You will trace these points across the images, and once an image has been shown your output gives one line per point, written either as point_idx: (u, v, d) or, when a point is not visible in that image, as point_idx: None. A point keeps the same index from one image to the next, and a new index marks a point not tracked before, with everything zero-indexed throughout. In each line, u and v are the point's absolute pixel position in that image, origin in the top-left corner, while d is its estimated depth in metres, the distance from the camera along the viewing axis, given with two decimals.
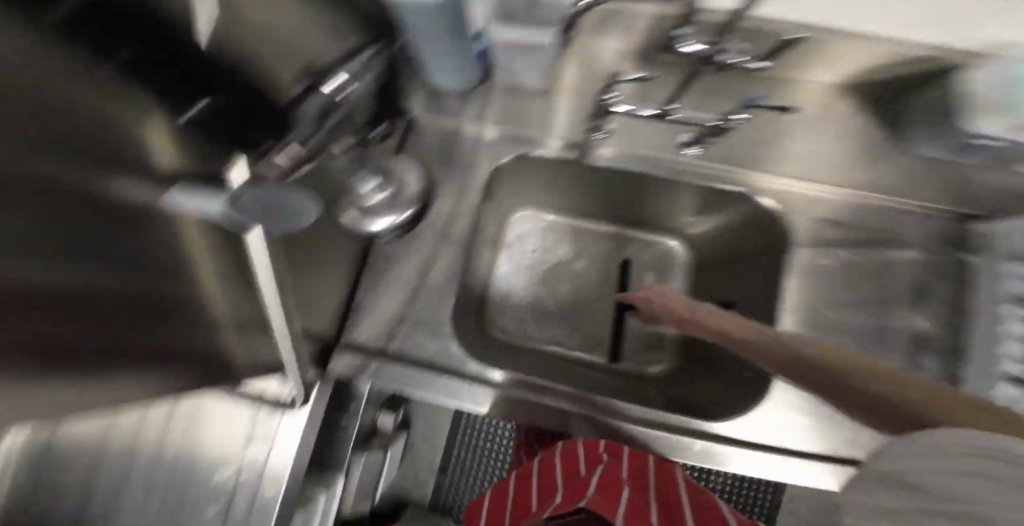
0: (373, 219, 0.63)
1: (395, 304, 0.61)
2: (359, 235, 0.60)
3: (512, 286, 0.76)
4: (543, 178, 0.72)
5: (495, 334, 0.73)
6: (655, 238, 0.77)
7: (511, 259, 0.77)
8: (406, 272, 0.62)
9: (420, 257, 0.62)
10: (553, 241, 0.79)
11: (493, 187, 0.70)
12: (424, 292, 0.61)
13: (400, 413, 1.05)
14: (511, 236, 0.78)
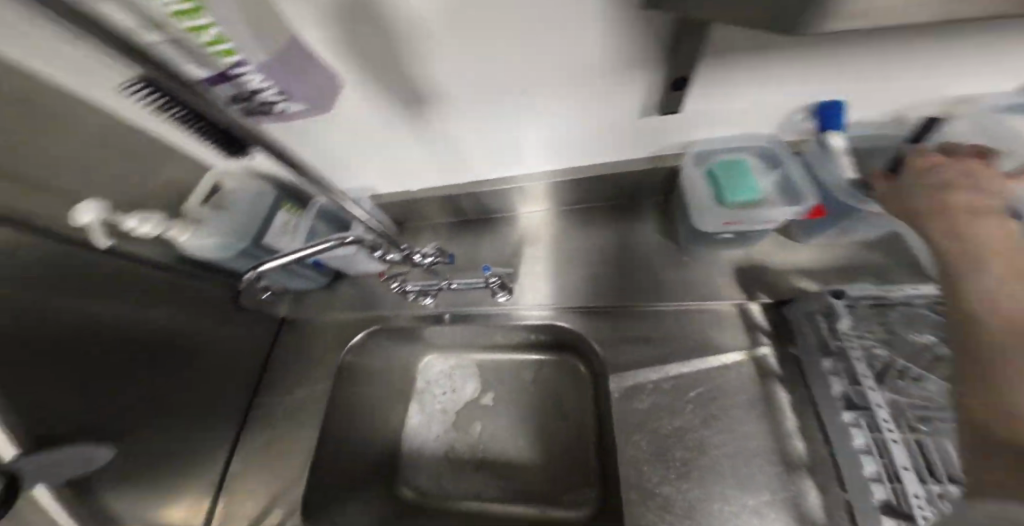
0: (250, 411, 0.65)
1: (256, 502, 0.58)
2: (232, 431, 0.62)
3: (423, 437, 0.71)
4: (427, 341, 0.76)
5: (404, 496, 0.69)
6: (560, 360, 0.72)
7: (423, 408, 0.75)
8: (274, 460, 0.60)
9: (294, 440, 0.62)
10: (460, 377, 0.76)
11: (367, 357, 0.72)
12: (285, 477, 0.59)
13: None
14: (422, 382, 0.75)
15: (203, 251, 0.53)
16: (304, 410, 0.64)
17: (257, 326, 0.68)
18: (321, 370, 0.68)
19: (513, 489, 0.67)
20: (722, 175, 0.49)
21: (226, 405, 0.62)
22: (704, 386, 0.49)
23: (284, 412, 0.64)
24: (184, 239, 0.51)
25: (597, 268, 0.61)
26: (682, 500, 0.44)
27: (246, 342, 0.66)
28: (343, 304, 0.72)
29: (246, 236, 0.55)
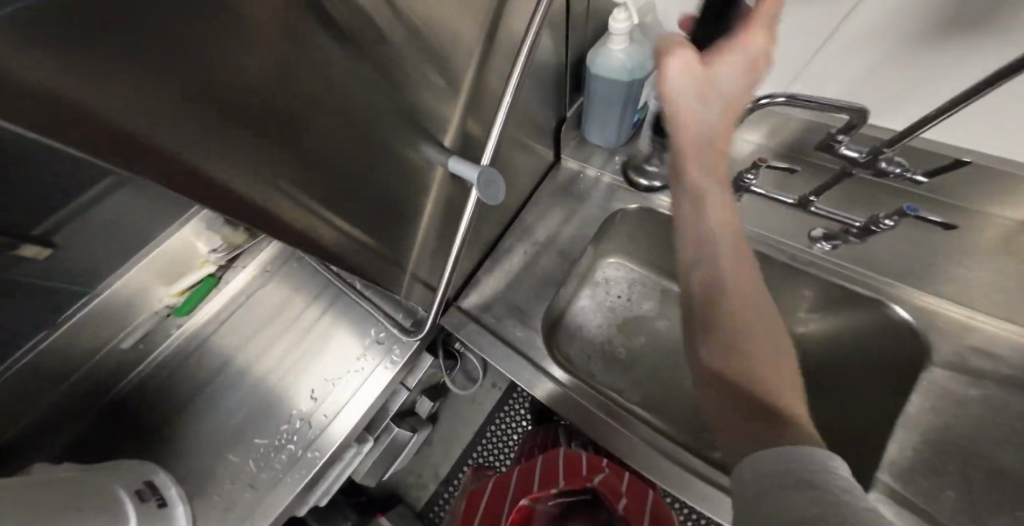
0: (509, 225, 0.78)
1: (499, 288, 0.72)
2: (496, 230, 0.75)
3: (590, 319, 0.82)
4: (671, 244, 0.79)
5: (562, 359, 0.76)
6: None
7: (595, 297, 0.83)
8: (521, 267, 0.74)
9: (537, 262, 0.74)
10: (639, 294, 0.85)
11: (609, 230, 0.80)
12: (524, 282, 0.72)
13: (437, 405, 1.06)
14: (601, 277, 0.85)
15: (604, 67, 0.64)
16: (557, 241, 0.76)
17: (540, 156, 0.78)
18: (579, 214, 0.79)
19: (668, 395, 0.76)
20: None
21: (503, 206, 0.73)
22: (999, 401, 0.50)
23: (542, 238, 0.76)
24: (612, 47, 0.62)
25: (906, 255, 0.60)
26: None
27: (533, 164, 0.76)
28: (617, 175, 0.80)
29: (644, 68, 0.64)
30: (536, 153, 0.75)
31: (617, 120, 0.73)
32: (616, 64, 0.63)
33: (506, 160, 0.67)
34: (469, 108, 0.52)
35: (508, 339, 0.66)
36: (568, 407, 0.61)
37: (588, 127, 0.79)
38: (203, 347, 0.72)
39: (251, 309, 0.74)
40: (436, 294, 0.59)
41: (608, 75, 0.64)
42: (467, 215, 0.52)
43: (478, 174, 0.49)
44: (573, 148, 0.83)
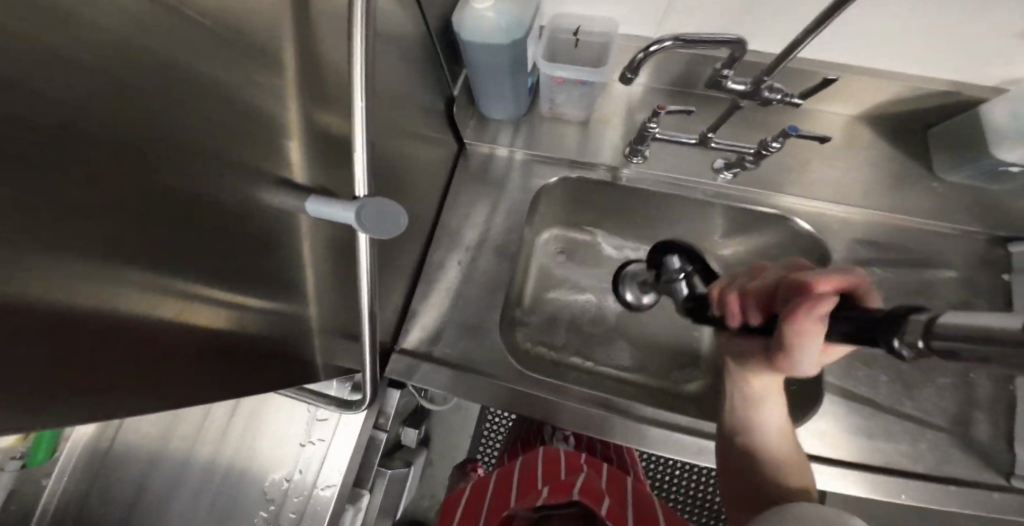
0: (432, 233, 0.71)
1: (442, 306, 0.66)
2: (420, 244, 0.68)
3: (543, 300, 0.81)
4: (598, 205, 0.78)
5: (528, 352, 0.74)
6: None
7: (541, 277, 0.82)
8: (460, 274, 0.68)
9: (474, 263, 0.69)
10: (582, 259, 0.83)
11: (538, 209, 0.77)
12: (467, 291, 0.67)
13: (422, 429, 1.01)
14: (541, 256, 0.83)
15: (477, 29, 0.56)
16: (488, 237, 0.71)
17: (443, 147, 0.69)
18: (501, 202, 0.73)
19: (635, 348, 0.78)
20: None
21: (419, 218, 0.65)
22: None
23: (469, 238, 0.71)
24: (479, 5, 0.54)
25: (791, 170, 0.67)
26: (862, 362, 0.54)
27: (437, 158, 0.68)
28: (527, 146, 0.74)
29: (523, 22, 0.56)
30: (435, 146, 0.66)
31: (512, 88, 0.66)
32: (488, 29, 0.55)
33: (405, 168, 0.59)
34: (333, 130, 0.41)
35: (468, 361, 0.62)
36: (549, 404, 0.60)
37: (483, 101, 0.71)
38: (98, 488, 0.58)
39: (146, 427, 0.60)
40: (366, 350, 0.50)
41: (483, 47, 0.57)
42: (369, 259, 0.43)
43: (355, 211, 0.36)
44: (472, 127, 0.75)
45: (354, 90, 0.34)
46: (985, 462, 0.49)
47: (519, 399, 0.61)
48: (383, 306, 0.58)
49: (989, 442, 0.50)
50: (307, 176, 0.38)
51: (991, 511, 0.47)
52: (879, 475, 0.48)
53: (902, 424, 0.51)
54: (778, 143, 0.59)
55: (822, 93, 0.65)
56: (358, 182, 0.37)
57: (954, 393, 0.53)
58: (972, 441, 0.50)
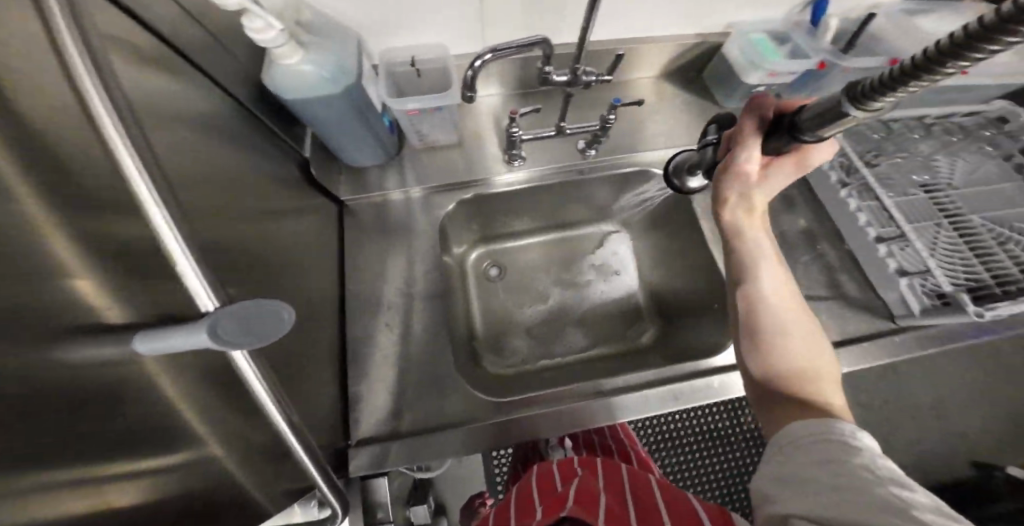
0: (345, 304, 0.65)
1: (386, 372, 0.61)
2: (335, 321, 0.61)
3: (483, 322, 0.81)
4: (497, 214, 0.80)
5: (490, 376, 0.73)
6: (594, 231, 0.88)
7: (477, 298, 0.82)
8: (392, 333, 0.64)
9: (402, 316, 0.65)
10: (505, 267, 0.86)
11: (446, 237, 0.77)
12: (406, 347, 0.63)
13: (430, 502, 0.91)
14: (468, 279, 0.83)
15: (300, 86, 0.51)
16: (406, 284, 0.67)
17: (320, 213, 0.64)
18: (412, 248, 0.70)
19: (583, 327, 0.82)
20: (758, 43, 0.69)
21: (323, 295, 0.59)
22: None
23: (390, 296, 0.66)
24: (291, 61, 0.49)
25: (638, 130, 0.77)
26: None
27: (317, 226, 0.62)
28: (406, 182, 0.72)
29: (347, 62, 0.53)
30: (310, 214, 0.61)
31: (367, 131, 0.62)
32: (310, 78, 0.51)
33: (285, 252, 0.53)
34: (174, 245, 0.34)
35: (437, 419, 0.59)
36: (526, 417, 0.60)
37: (344, 154, 0.67)
38: None
39: None
40: (308, 467, 0.42)
41: (310, 100, 0.52)
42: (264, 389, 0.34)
43: (208, 331, 0.25)
44: (343, 180, 0.70)
45: (131, 177, 0.23)
46: (855, 303, 0.62)
47: (501, 431, 0.59)
48: (317, 405, 0.51)
49: (858, 294, 0.63)
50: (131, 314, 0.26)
51: (892, 352, 0.59)
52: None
53: None
54: (613, 114, 0.67)
55: (634, 61, 0.75)
56: (198, 293, 0.26)
57: (814, 263, 0.66)
58: (846, 298, 0.63)
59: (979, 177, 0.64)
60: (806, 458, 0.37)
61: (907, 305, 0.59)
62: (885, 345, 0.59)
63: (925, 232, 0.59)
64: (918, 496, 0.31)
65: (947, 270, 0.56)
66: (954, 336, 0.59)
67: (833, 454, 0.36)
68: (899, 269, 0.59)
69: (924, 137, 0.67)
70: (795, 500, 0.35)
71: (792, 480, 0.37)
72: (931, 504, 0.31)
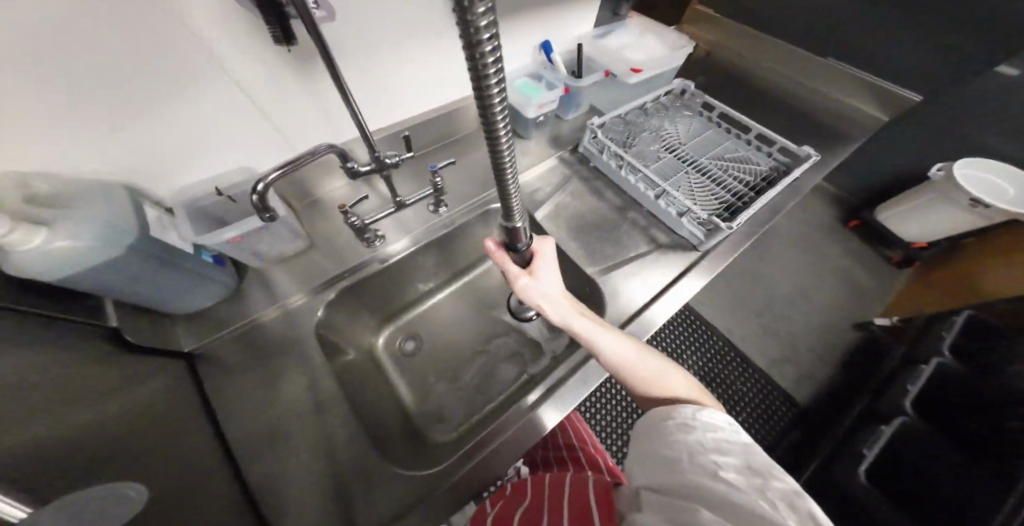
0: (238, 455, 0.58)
1: (311, 503, 0.55)
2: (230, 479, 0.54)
3: (405, 401, 0.80)
4: (377, 295, 0.83)
5: (428, 449, 0.71)
6: (474, 273, 0.96)
7: (391, 380, 0.82)
8: (304, 460, 0.59)
9: (311, 436, 0.61)
10: (407, 338, 0.88)
11: (333, 338, 0.75)
12: (325, 465, 0.59)
13: None
14: (374, 367, 0.82)
15: (60, 266, 0.45)
16: (305, 402, 0.64)
17: (172, 372, 0.57)
18: (306, 359, 0.67)
19: (499, 360, 0.86)
20: (521, 86, 0.86)
21: (209, 455, 0.52)
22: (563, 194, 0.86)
23: (293, 419, 0.62)
24: (31, 245, 0.42)
25: (469, 179, 0.89)
26: (594, 248, 0.78)
27: (174, 386, 0.56)
28: (268, 302, 0.70)
29: (122, 226, 0.51)
30: (161, 377, 0.54)
31: (186, 276, 0.60)
32: (76, 257, 0.46)
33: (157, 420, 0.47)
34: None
35: (382, 518, 0.56)
36: (470, 468, 0.60)
37: (178, 303, 0.62)
38: None
39: None
40: None
41: (89, 280, 0.48)
42: None
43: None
44: (193, 327, 0.64)
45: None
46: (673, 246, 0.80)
47: (452, 491, 0.59)
48: None
49: (668, 239, 0.78)
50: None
51: (708, 272, 0.73)
52: (654, 304, 0.69)
53: (636, 260, 0.76)
54: (438, 177, 0.76)
55: (444, 127, 0.87)
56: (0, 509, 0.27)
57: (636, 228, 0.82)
58: (662, 245, 0.77)
59: (691, 133, 0.90)
60: (657, 442, 0.45)
61: (694, 235, 0.74)
62: (701, 268, 0.73)
63: (678, 184, 0.79)
64: (729, 459, 0.41)
65: (705, 205, 0.76)
66: (739, 242, 0.76)
67: (671, 433, 0.45)
68: (678, 213, 0.75)
69: (646, 118, 0.90)
70: (649, 478, 0.43)
71: (649, 459, 0.45)
72: (731, 465, 0.41)
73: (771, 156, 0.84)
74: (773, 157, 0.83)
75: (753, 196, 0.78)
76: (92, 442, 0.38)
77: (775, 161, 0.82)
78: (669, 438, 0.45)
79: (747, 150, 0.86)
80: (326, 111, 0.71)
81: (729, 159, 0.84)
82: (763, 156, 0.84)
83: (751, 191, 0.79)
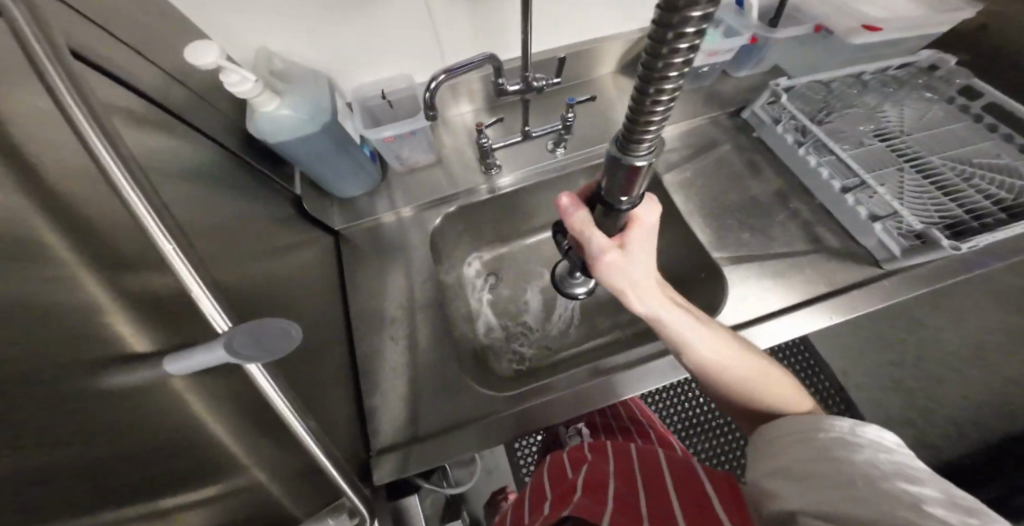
0: (353, 324, 0.68)
1: (400, 382, 0.63)
2: (344, 341, 0.64)
3: (487, 325, 0.84)
4: (485, 222, 0.86)
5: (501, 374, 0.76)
6: None
7: (480, 304, 0.87)
8: (401, 345, 0.67)
9: (409, 328, 0.69)
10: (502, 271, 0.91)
11: (440, 250, 0.81)
12: (417, 356, 0.66)
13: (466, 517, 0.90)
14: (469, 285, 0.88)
15: (278, 130, 0.54)
16: (409, 299, 0.71)
17: (318, 241, 0.67)
18: (414, 263, 0.74)
19: (580, 315, 0.86)
20: None
21: (333, 317, 0.62)
22: (707, 163, 0.75)
23: (398, 310, 0.70)
24: (271, 108, 0.52)
25: (601, 125, 0.82)
26: (730, 230, 0.68)
27: (318, 252, 0.66)
28: (394, 202, 0.77)
29: (318, 104, 0.57)
30: (312, 243, 0.65)
31: (352, 164, 0.67)
32: (280, 123, 0.54)
33: (298, 277, 0.56)
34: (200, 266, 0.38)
35: (454, 416, 0.61)
36: (540, 405, 0.62)
37: (335, 187, 0.70)
38: None
39: None
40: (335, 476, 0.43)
41: (290, 150, 0.57)
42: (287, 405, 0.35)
43: (226, 349, 0.26)
44: (336, 210, 0.74)
45: (120, 187, 0.21)
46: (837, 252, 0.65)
47: (518, 419, 0.62)
48: (338, 420, 0.53)
49: (835, 243, 0.64)
50: (162, 344, 0.27)
51: (887, 296, 0.58)
52: (792, 312, 0.59)
53: (783, 256, 0.64)
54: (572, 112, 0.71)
55: (589, 63, 0.81)
56: (213, 316, 0.26)
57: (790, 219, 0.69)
58: (826, 249, 0.64)
59: (927, 121, 0.68)
60: (802, 454, 0.34)
61: (886, 247, 0.59)
62: (878, 285, 0.59)
63: (886, 180, 0.62)
64: (926, 490, 0.28)
65: (916, 214, 0.59)
66: (951, 270, 0.58)
67: (823, 444, 0.34)
68: (870, 215, 0.60)
69: (863, 90, 0.70)
70: (801, 498, 0.31)
71: (790, 474, 0.33)
72: (932, 498, 0.28)
73: None
74: None
75: (1003, 218, 0.57)
76: (264, 277, 0.47)
77: None
78: (825, 444, 0.34)
79: (1014, 156, 0.62)
80: (490, 28, 0.70)
81: (980, 164, 0.62)
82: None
83: (1003, 211, 0.58)
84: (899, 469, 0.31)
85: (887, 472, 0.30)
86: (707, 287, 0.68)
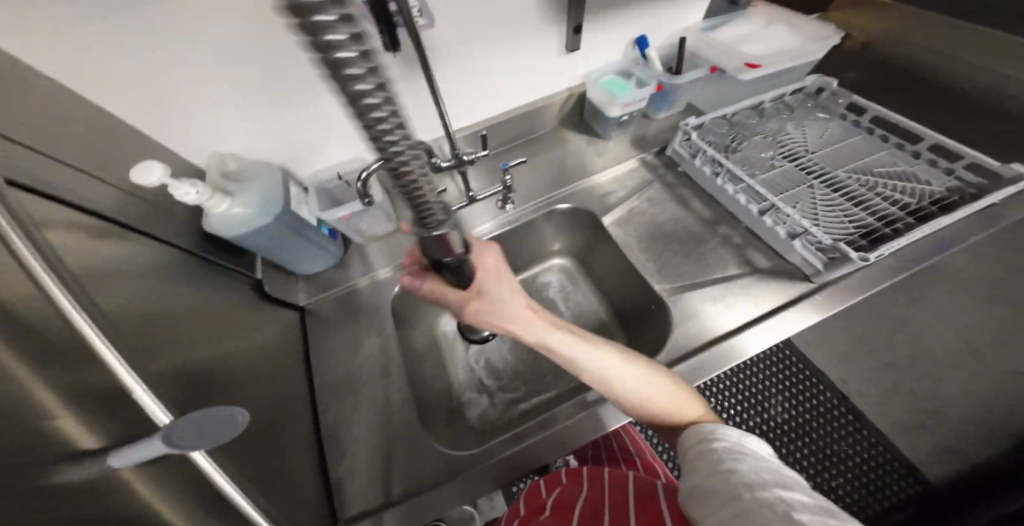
0: (321, 396, 0.70)
1: (369, 449, 0.64)
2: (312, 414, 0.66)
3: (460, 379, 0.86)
4: None
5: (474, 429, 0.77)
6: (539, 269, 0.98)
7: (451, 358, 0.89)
8: (369, 411, 0.68)
9: (377, 392, 0.71)
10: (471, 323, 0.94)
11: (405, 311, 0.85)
12: (385, 420, 0.68)
13: None
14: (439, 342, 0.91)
15: (230, 227, 0.60)
16: (376, 364, 0.74)
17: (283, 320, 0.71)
18: (379, 327, 0.78)
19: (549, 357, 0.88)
20: (608, 83, 0.83)
21: (299, 392, 0.64)
22: (641, 200, 0.81)
23: (366, 376, 0.72)
24: (221, 208, 0.58)
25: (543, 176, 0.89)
26: (668, 260, 0.73)
27: (283, 330, 0.69)
28: (356, 272, 0.82)
29: (271, 198, 0.63)
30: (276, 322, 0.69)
31: (310, 245, 0.72)
32: (233, 221, 0.59)
33: (261, 357, 0.59)
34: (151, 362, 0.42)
35: (425, 477, 0.62)
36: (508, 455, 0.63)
37: (298, 265, 0.75)
38: None
39: None
40: None
41: (247, 241, 0.63)
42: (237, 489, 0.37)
43: (162, 440, 0.25)
44: (301, 287, 0.79)
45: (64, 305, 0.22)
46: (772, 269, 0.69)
47: (487, 475, 0.62)
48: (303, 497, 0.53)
49: (767, 262, 0.68)
50: (114, 436, 0.24)
51: (822, 307, 0.61)
52: (735, 336, 0.61)
53: (720, 280, 0.68)
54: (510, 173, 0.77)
55: (524, 125, 0.89)
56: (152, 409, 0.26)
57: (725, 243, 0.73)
58: (760, 269, 0.67)
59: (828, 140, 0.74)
60: (710, 473, 0.40)
61: (810, 262, 0.63)
62: (813, 297, 0.62)
63: (798, 200, 0.67)
64: (797, 496, 0.35)
65: (832, 228, 0.63)
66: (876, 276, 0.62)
67: (723, 462, 0.40)
68: (789, 234, 0.64)
69: (761, 119, 0.78)
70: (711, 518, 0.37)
71: (704, 495, 0.39)
72: (800, 502, 0.35)
73: (946, 177, 0.63)
74: (947, 179, 0.63)
75: (911, 222, 0.61)
76: (222, 364, 0.50)
77: (956, 181, 0.63)
78: (728, 462, 0.40)
79: (910, 163, 0.67)
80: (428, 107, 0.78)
81: (880, 173, 0.68)
82: (940, 172, 0.64)
83: (910, 215, 0.63)
84: (779, 477, 0.37)
85: (765, 480, 0.37)
86: (657, 317, 0.70)
